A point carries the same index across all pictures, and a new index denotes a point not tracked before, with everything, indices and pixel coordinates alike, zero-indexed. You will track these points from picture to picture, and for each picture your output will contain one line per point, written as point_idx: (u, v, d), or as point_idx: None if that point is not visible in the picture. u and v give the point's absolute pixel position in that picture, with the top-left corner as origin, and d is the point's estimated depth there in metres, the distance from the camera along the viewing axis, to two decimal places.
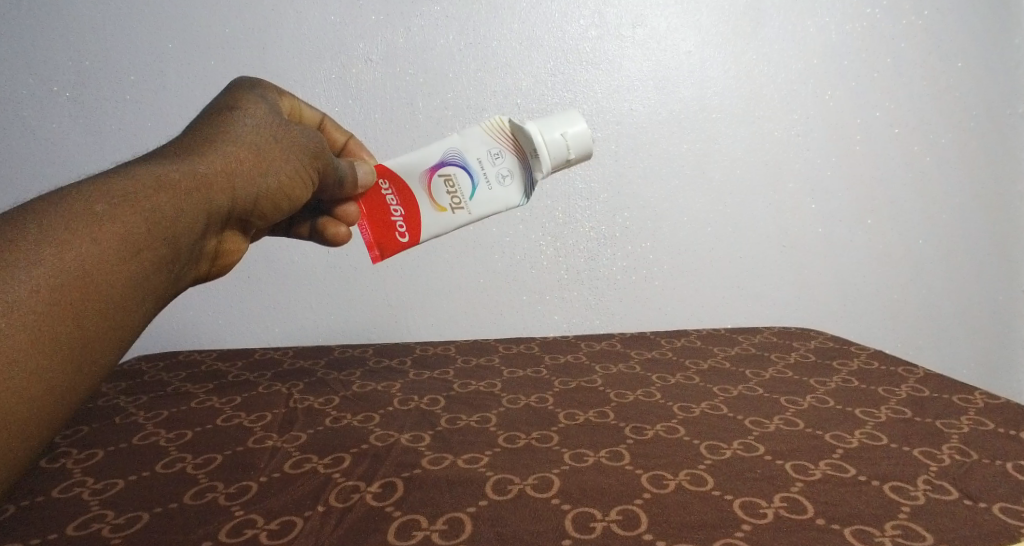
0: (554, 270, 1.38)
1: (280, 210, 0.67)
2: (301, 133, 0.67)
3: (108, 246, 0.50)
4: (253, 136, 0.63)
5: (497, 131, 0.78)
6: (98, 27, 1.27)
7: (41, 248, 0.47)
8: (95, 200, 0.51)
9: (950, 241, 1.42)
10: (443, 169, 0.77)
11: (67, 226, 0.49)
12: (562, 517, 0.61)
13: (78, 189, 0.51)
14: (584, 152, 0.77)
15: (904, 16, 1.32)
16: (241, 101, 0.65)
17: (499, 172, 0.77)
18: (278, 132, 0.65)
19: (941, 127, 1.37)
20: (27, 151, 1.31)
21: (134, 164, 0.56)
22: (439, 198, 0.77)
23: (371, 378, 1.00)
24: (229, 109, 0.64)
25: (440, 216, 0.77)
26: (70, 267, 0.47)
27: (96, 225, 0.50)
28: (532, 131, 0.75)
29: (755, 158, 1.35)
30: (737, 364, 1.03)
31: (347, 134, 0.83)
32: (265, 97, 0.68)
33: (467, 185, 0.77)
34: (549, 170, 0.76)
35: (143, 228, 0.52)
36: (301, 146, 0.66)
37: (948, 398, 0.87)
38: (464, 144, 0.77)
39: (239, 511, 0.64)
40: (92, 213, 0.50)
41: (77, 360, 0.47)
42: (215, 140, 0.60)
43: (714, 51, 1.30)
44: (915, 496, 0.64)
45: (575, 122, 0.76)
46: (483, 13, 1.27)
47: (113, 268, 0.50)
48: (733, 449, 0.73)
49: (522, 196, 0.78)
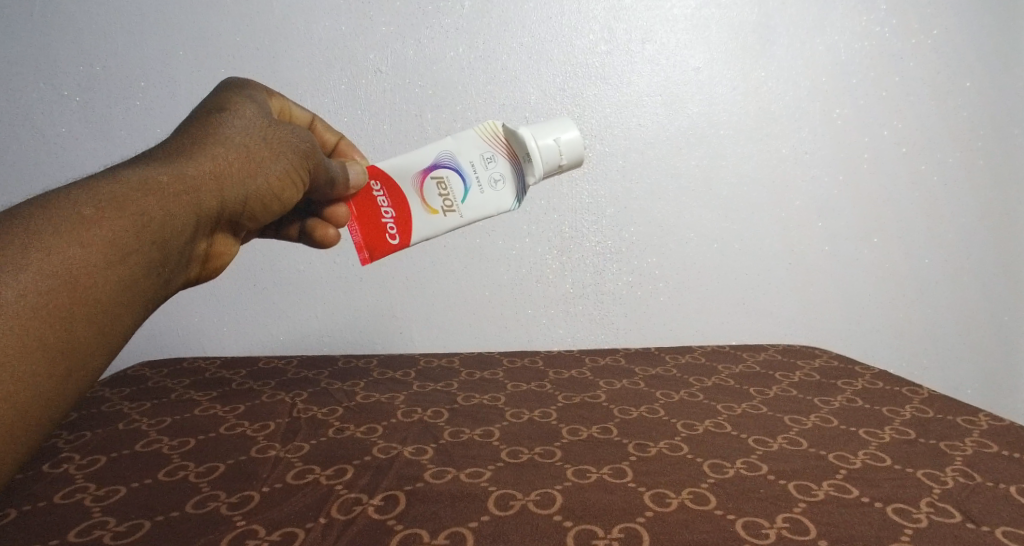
0: (560, 283, 1.38)
1: (272, 211, 0.67)
2: (293, 133, 0.67)
3: (96, 251, 0.50)
4: (244, 137, 0.63)
5: (491, 135, 0.78)
6: (111, 36, 1.28)
7: (28, 254, 0.47)
8: (83, 204, 0.51)
9: (957, 260, 1.42)
10: (436, 171, 0.77)
11: (55, 230, 0.49)
12: (564, 534, 0.61)
13: (67, 192, 0.52)
14: (576, 159, 0.78)
15: (913, 36, 1.32)
16: (231, 102, 0.65)
17: (493, 176, 0.78)
18: (268, 133, 0.65)
19: (947, 147, 1.37)
20: (36, 153, 1.32)
21: (123, 167, 0.56)
22: (432, 200, 0.77)
23: (375, 389, 1.00)
24: (219, 110, 0.64)
25: (432, 218, 0.77)
26: (57, 273, 0.48)
27: (82, 230, 0.50)
28: (525, 136, 0.76)
29: (762, 175, 1.36)
30: (742, 382, 1.03)
31: (337, 135, 0.83)
32: (256, 98, 0.68)
33: (459, 188, 0.77)
34: (541, 175, 0.77)
35: (130, 231, 0.52)
36: (293, 146, 0.66)
37: (952, 419, 0.87)
38: (457, 147, 0.78)
39: (240, 520, 0.64)
40: (79, 216, 0.51)
41: (66, 365, 0.48)
42: (206, 141, 0.60)
43: (723, 69, 1.31)
44: (918, 518, 0.64)
45: (568, 128, 0.77)
46: (493, 27, 1.28)
47: (101, 273, 0.50)
48: (737, 468, 0.73)
49: (514, 200, 0.78)
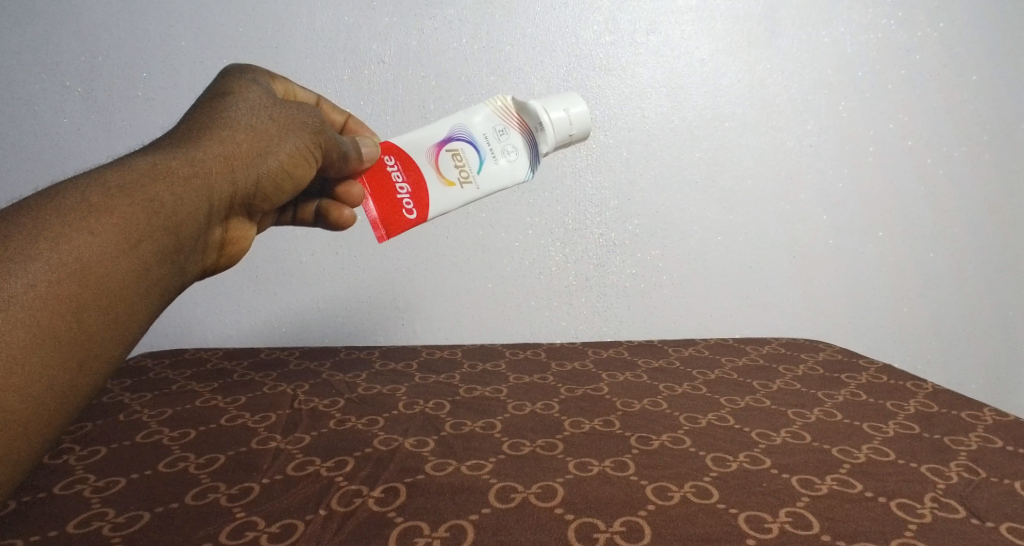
0: (563, 276, 1.37)
1: (286, 192, 0.66)
2: (299, 110, 0.66)
3: (106, 238, 0.50)
4: (249, 119, 0.62)
5: (501, 109, 0.79)
6: (112, 26, 1.27)
7: (37, 244, 0.47)
8: (90, 193, 0.51)
9: (963, 253, 1.40)
10: (450, 143, 0.77)
11: (64, 219, 0.49)
12: (565, 527, 0.61)
13: (75, 181, 0.51)
14: (585, 130, 0.79)
15: (920, 28, 1.31)
16: (234, 85, 0.64)
17: (506, 147, 0.77)
18: (272, 113, 0.64)
19: (954, 141, 1.36)
20: (37, 144, 1.31)
21: (131, 155, 0.55)
22: (447, 172, 0.76)
23: (377, 380, 1.00)
24: (222, 94, 0.63)
25: (448, 190, 0.76)
26: (66, 262, 0.47)
27: (93, 217, 0.50)
28: (537, 107, 0.77)
29: (767, 167, 1.35)
30: (744, 375, 1.03)
31: (344, 114, 0.82)
32: (258, 80, 0.67)
33: (474, 159, 0.77)
34: (553, 145, 0.78)
35: (141, 217, 0.52)
36: (300, 123, 0.65)
37: (958, 414, 0.87)
38: (468, 120, 0.78)
39: (240, 512, 0.64)
40: (88, 204, 0.50)
41: (78, 357, 0.47)
42: (211, 125, 0.60)
43: (727, 60, 1.30)
44: (922, 514, 0.63)
45: (577, 101, 0.78)
46: (497, 16, 1.27)
47: (110, 262, 0.50)
48: (739, 461, 0.73)
49: (528, 171, 0.78)
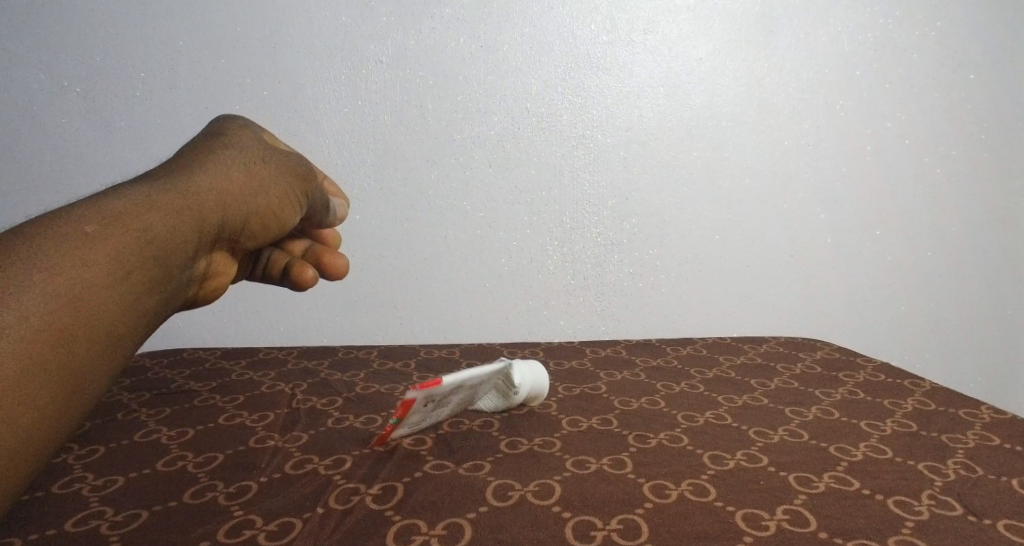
0: (562, 275, 1.38)
1: (272, 234, 0.65)
2: (288, 156, 0.67)
3: (99, 268, 0.48)
4: (240, 160, 0.62)
5: None
6: (112, 27, 1.27)
7: (31, 273, 0.45)
8: (82, 225, 0.49)
9: (960, 252, 1.41)
10: None
11: (57, 248, 0.47)
12: (562, 525, 0.61)
13: (66, 214, 0.50)
14: None
15: (917, 27, 1.32)
16: (223, 132, 0.64)
17: None
18: (264, 155, 0.64)
19: (952, 140, 1.36)
20: (34, 144, 1.31)
21: (122, 191, 0.54)
22: None
23: (375, 380, 1.00)
24: (212, 139, 0.63)
25: None
26: (60, 292, 0.45)
27: (85, 248, 0.48)
28: None
29: (766, 165, 1.35)
30: (742, 374, 1.03)
31: None
32: (247, 128, 0.68)
33: None
34: None
35: (134, 249, 0.50)
36: (290, 167, 0.65)
37: (955, 411, 0.87)
38: None
39: (238, 511, 0.64)
40: (80, 235, 0.48)
41: (68, 390, 0.45)
42: (203, 164, 0.59)
43: (725, 59, 1.30)
44: (919, 511, 0.64)
45: None
46: (495, 16, 1.28)
47: (98, 290, 0.47)
48: (737, 459, 0.73)
49: None
